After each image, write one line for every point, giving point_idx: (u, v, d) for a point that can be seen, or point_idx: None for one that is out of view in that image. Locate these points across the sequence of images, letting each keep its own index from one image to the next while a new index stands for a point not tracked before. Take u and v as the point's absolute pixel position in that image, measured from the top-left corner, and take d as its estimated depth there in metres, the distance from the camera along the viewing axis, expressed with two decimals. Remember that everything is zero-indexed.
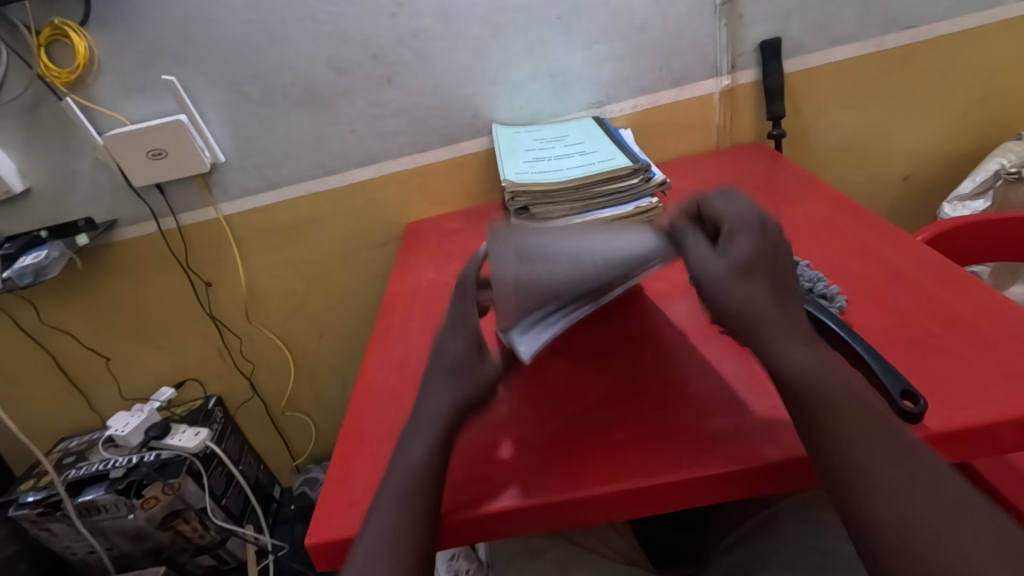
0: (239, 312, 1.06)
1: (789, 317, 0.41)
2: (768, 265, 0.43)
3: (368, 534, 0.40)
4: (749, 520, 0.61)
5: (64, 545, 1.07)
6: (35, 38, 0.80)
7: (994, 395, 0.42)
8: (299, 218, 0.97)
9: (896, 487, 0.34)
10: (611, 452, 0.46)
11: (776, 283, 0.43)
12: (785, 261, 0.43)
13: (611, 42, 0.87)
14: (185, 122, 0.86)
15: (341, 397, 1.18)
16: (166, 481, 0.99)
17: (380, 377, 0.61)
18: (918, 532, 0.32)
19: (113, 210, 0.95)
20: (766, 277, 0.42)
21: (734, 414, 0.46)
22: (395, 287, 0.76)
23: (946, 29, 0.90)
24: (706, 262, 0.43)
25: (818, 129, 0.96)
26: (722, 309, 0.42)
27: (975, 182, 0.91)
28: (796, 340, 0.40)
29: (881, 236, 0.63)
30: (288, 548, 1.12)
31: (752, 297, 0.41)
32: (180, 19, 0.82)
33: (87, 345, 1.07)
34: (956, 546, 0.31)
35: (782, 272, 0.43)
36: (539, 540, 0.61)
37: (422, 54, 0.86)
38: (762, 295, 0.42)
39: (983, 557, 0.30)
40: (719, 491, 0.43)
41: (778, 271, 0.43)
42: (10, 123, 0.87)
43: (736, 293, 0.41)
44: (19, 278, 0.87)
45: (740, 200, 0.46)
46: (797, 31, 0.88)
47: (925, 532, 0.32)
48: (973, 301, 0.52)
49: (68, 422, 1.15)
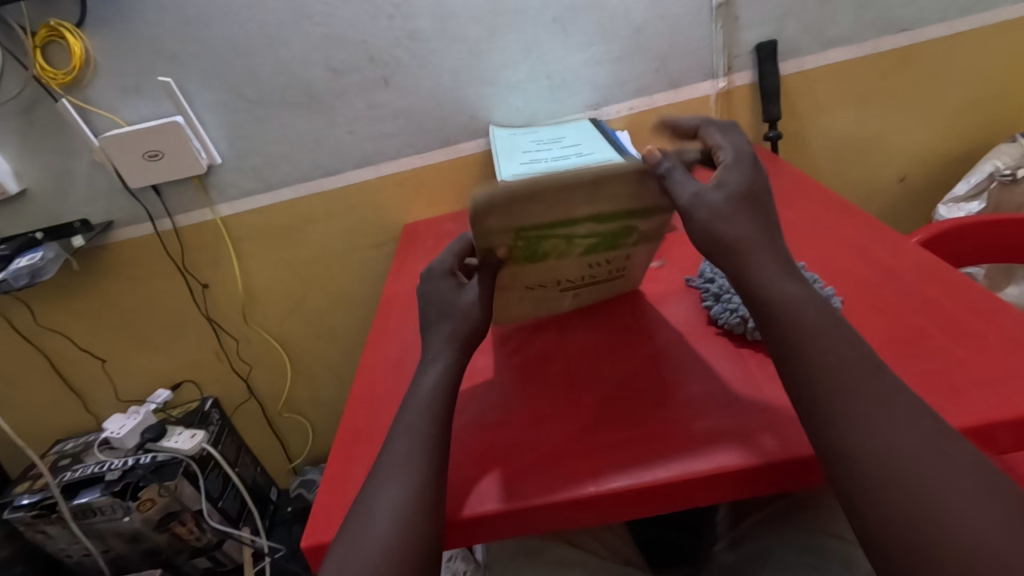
0: (235, 313, 1.06)
1: (771, 248, 0.46)
2: (756, 200, 0.47)
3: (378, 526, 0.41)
4: (747, 521, 0.62)
5: (60, 547, 1.06)
6: (31, 39, 0.80)
7: (989, 395, 0.43)
8: (296, 219, 0.97)
9: (889, 444, 0.36)
10: (608, 450, 0.46)
11: (760, 214, 0.47)
12: (767, 200, 0.48)
13: (608, 44, 0.87)
14: (182, 123, 0.86)
15: (339, 398, 1.18)
16: (162, 483, 0.99)
17: (377, 378, 0.61)
18: (919, 506, 0.34)
19: (109, 211, 0.94)
20: (750, 212, 0.46)
21: (729, 414, 0.47)
22: (393, 288, 0.76)
23: (942, 31, 0.90)
24: (697, 189, 0.46)
25: (815, 131, 0.97)
26: (704, 231, 0.46)
27: (970, 184, 0.92)
28: (777, 271, 0.45)
29: (877, 237, 0.63)
30: (285, 549, 1.12)
31: (735, 226, 0.46)
32: (176, 20, 0.82)
33: (83, 347, 1.07)
34: (956, 514, 0.33)
35: (764, 210, 0.48)
36: (537, 541, 0.61)
37: (419, 55, 0.86)
38: (746, 225, 0.46)
39: (981, 523, 0.32)
40: (719, 490, 0.43)
41: (761, 206, 0.48)
42: (5, 124, 0.87)
43: (722, 224, 0.45)
44: (14, 279, 0.86)
45: (735, 136, 0.51)
46: (793, 33, 0.88)
47: (926, 507, 0.33)
48: (968, 302, 0.52)
49: (64, 424, 1.15)
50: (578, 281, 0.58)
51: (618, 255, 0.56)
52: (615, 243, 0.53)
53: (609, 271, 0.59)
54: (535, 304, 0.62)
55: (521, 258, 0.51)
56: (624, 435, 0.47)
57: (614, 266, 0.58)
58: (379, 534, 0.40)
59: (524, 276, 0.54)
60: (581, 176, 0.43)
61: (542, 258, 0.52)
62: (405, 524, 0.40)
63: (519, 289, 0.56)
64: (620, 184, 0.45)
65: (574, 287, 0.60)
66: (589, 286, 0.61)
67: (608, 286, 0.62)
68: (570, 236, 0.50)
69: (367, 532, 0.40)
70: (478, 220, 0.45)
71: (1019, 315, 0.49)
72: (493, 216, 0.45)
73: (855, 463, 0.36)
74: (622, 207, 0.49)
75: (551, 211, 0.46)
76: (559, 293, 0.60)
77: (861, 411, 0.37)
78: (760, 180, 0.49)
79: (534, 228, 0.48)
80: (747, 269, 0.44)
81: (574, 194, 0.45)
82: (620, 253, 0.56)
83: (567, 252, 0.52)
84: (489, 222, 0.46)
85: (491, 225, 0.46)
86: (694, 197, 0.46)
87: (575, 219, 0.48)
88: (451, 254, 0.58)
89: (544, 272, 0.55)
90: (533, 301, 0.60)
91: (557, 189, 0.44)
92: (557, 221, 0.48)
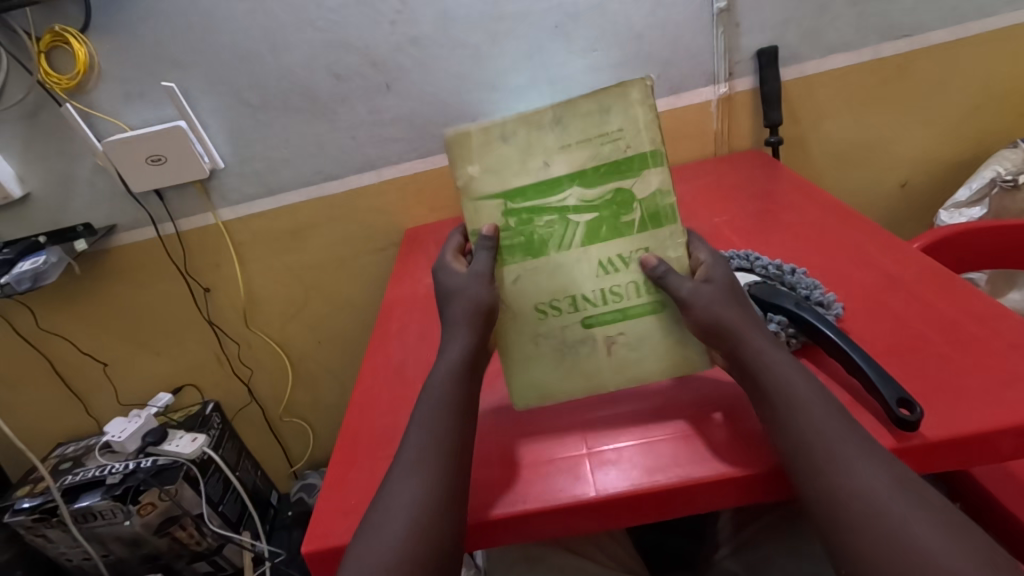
0: (237, 317, 1.06)
1: (764, 330, 0.47)
2: (736, 285, 0.50)
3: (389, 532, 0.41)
4: (748, 529, 0.61)
5: (60, 551, 1.06)
6: (36, 45, 0.81)
7: (990, 403, 0.43)
8: (298, 224, 0.97)
9: (878, 482, 0.38)
10: (609, 454, 0.46)
11: (742, 299, 0.49)
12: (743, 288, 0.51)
13: (609, 50, 0.88)
14: (185, 128, 0.86)
15: (340, 403, 1.18)
16: (163, 487, 0.99)
17: (378, 383, 0.61)
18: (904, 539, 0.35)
19: (111, 215, 0.95)
20: (737, 296, 0.49)
21: (732, 420, 0.47)
22: (394, 293, 0.76)
23: (942, 38, 0.90)
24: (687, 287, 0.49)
25: (816, 136, 0.97)
26: (706, 322, 0.47)
27: (971, 190, 0.92)
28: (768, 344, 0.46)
29: (877, 244, 0.63)
30: (285, 554, 1.11)
31: (730, 310, 0.47)
32: (180, 25, 0.82)
33: (85, 350, 1.07)
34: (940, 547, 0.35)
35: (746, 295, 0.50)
36: (537, 547, 0.61)
37: (421, 61, 0.86)
38: (734, 305, 0.48)
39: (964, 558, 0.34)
40: (726, 495, 0.43)
41: (741, 289, 0.50)
42: (10, 129, 0.87)
43: (715, 308, 0.47)
44: (17, 283, 0.86)
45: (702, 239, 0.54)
46: (794, 40, 0.89)
47: (911, 539, 0.35)
48: (969, 309, 0.52)
49: (66, 427, 1.15)
50: (601, 308, 0.52)
51: (635, 262, 0.52)
52: (619, 222, 0.52)
53: (638, 297, 0.52)
54: (562, 361, 0.52)
55: (518, 241, 0.52)
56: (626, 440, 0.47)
57: (642, 287, 0.52)
58: (392, 545, 0.40)
59: (529, 286, 0.52)
60: (541, 111, 0.51)
61: (541, 243, 0.52)
62: (420, 533, 0.40)
63: (530, 311, 0.52)
64: (587, 122, 0.51)
65: (598, 317, 0.52)
66: (619, 321, 0.52)
67: (654, 331, 0.52)
68: (561, 204, 0.52)
69: (379, 542, 0.40)
70: (460, 168, 0.52)
71: (1020, 322, 0.49)
72: (474, 165, 0.52)
73: (853, 501, 0.37)
74: (604, 160, 0.51)
75: (528, 162, 0.52)
76: (582, 330, 0.52)
77: (853, 448, 0.39)
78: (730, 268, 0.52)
79: (519, 191, 0.52)
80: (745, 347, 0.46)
81: (544, 138, 0.52)
82: (635, 252, 0.52)
83: (567, 235, 0.52)
84: (471, 170, 0.52)
85: (474, 176, 0.52)
86: (687, 295, 0.48)
87: (559, 175, 0.52)
88: (452, 249, 0.56)
89: (551, 277, 0.52)
90: (555, 344, 0.52)
91: (526, 130, 0.52)
92: (541, 179, 0.52)
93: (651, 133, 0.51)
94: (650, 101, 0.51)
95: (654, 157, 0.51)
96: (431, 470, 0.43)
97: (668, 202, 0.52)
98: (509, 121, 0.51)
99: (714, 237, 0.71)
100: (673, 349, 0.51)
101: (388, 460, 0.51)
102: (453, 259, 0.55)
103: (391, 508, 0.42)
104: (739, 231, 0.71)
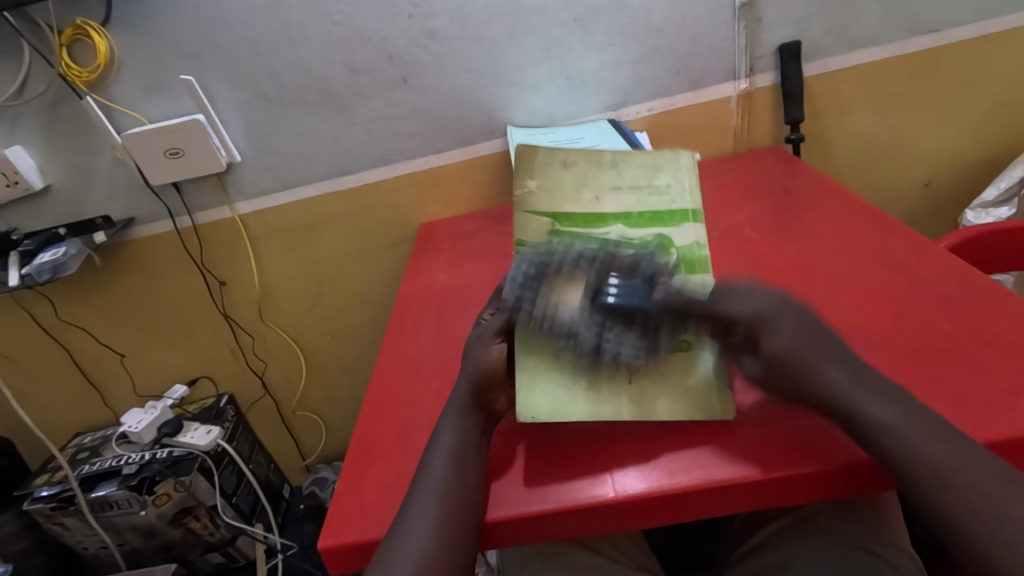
0: (252, 311, 1.07)
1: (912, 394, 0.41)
2: None
3: (415, 544, 0.41)
4: (759, 534, 0.60)
5: (76, 540, 1.08)
6: (57, 37, 0.81)
7: (1018, 411, 0.42)
8: (313, 219, 0.98)
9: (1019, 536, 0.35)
10: (648, 462, 0.45)
11: (827, 350, 0.46)
12: (824, 335, 0.47)
13: (628, 44, 0.87)
14: (203, 121, 0.87)
15: (353, 398, 1.18)
16: (178, 478, 1.00)
17: (391, 377, 0.60)
18: None
19: (129, 208, 0.95)
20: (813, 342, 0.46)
21: (762, 421, 0.46)
22: (408, 288, 0.76)
23: (971, 33, 0.88)
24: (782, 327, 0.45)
25: (839, 133, 0.95)
26: (804, 392, 0.44)
27: (999, 189, 0.90)
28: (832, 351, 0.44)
29: (904, 243, 0.62)
30: (297, 547, 1.12)
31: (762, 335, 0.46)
32: (199, 20, 0.82)
33: (103, 342, 1.08)
34: None
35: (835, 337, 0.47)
36: (550, 545, 0.60)
37: (438, 56, 0.86)
38: (802, 353, 0.45)
39: None
40: (788, 495, 0.43)
41: (837, 352, 0.46)
42: (31, 121, 0.88)
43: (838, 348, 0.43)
44: (37, 274, 0.87)
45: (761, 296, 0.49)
46: (817, 35, 0.87)
47: None
48: (998, 309, 0.51)
49: (86, 418, 1.17)
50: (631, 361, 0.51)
51: None
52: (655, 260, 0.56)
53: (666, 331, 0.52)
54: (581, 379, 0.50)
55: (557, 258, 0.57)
56: (662, 445, 0.46)
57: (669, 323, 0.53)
58: (417, 559, 0.41)
59: None
60: (601, 154, 0.66)
61: None
62: (437, 540, 0.41)
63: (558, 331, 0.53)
64: (638, 174, 0.64)
65: None
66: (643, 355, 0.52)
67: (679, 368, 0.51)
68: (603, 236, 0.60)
69: (397, 556, 0.41)
70: (521, 180, 0.63)
71: None
72: (534, 181, 0.62)
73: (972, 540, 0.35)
74: (650, 208, 0.61)
75: (582, 195, 0.63)
76: None
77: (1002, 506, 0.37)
78: (827, 345, 0.46)
79: (568, 216, 0.61)
80: (816, 381, 0.43)
81: (599, 177, 0.65)
82: None
83: None
84: (529, 184, 0.62)
85: (531, 189, 0.62)
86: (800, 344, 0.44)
87: (605, 212, 0.62)
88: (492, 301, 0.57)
89: None
90: (575, 359, 0.52)
91: (586, 168, 0.65)
92: (589, 212, 0.62)
93: (693, 196, 0.62)
94: (693, 170, 0.64)
95: (694, 214, 0.61)
96: (453, 481, 0.44)
97: (702, 253, 0.57)
98: (572, 152, 0.64)
99: (734, 236, 0.70)
100: (694, 392, 0.48)
101: (405, 456, 0.51)
102: (487, 311, 0.55)
103: (412, 521, 0.43)
104: (757, 227, 0.71)
